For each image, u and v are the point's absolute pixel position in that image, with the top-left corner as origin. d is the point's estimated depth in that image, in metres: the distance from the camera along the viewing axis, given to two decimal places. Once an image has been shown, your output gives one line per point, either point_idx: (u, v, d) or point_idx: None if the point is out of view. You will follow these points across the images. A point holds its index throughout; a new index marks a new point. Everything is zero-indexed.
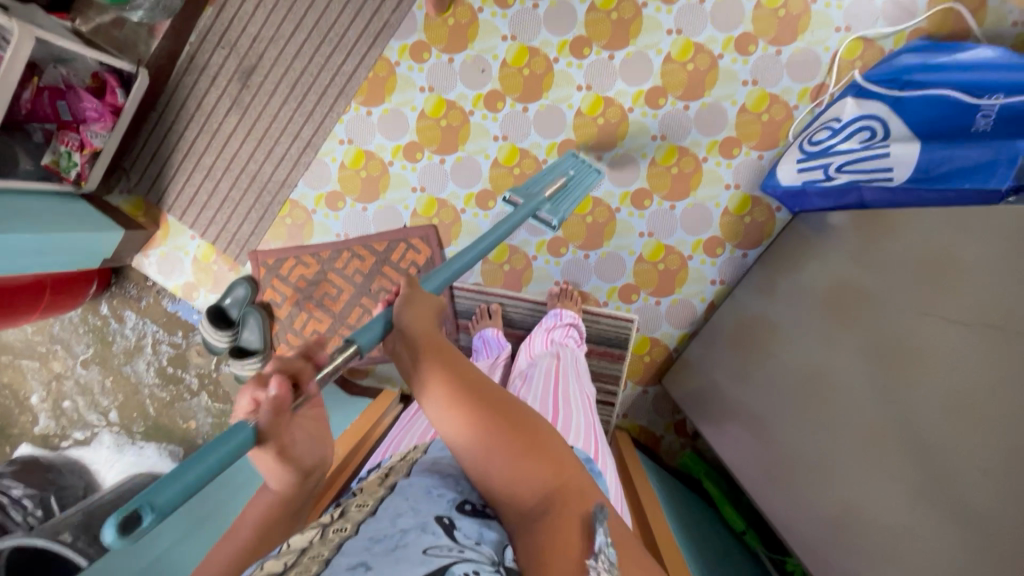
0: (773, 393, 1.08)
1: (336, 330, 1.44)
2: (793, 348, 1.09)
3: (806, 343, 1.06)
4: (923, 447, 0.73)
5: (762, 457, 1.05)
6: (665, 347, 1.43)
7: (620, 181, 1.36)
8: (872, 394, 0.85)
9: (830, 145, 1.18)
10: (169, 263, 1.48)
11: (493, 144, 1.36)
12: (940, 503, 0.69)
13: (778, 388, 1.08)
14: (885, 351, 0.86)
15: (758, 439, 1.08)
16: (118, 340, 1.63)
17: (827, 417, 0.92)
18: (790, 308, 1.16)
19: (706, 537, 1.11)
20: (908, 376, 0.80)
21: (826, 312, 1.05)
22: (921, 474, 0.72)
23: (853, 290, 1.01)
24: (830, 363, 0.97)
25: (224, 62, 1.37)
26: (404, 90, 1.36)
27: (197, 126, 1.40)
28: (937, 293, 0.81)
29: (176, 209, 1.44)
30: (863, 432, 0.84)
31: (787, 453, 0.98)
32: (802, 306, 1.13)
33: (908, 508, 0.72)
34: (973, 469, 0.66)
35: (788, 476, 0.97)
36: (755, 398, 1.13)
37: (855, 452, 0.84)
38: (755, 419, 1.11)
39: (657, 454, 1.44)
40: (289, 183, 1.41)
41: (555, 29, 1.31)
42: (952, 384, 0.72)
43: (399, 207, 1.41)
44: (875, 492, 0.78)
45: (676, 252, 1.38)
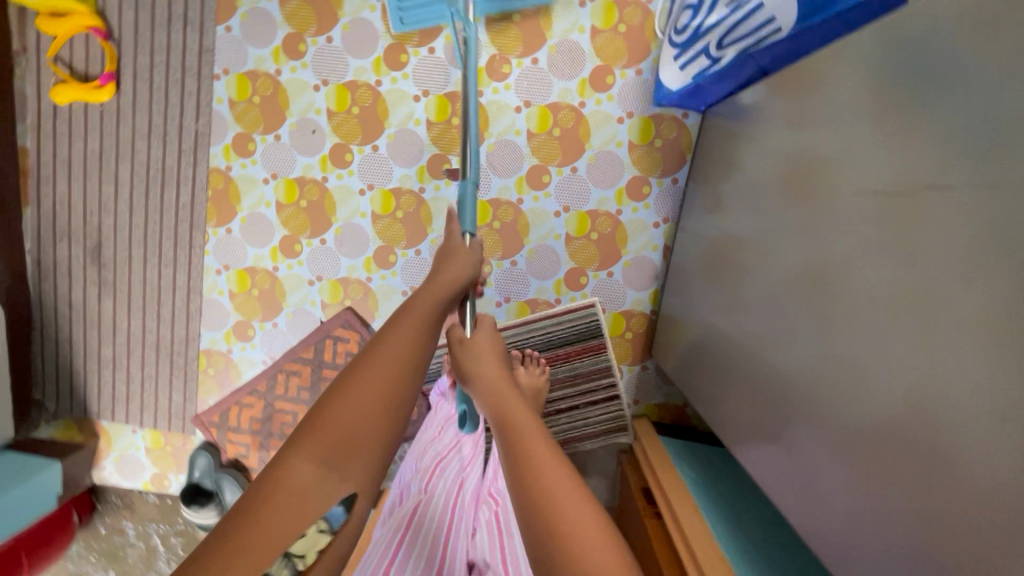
0: (745, 324, 0.90)
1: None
2: (750, 264, 0.91)
3: (761, 254, 0.88)
4: (894, 343, 0.56)
5: (744, 399, 0.88)
6: (643, 314, 1.26)
7: (507, 171, 1.20)
8: (829, 292, 0.68)
9: (699, 25, 0.97)
10: (128, 466, 1.39)
11: (363, 199, 1.22)
12: (924, 411, 0.51)
13: (746, 317, 0.90)
14: (834, 235, 0.68)
15: (739, 382, 0.90)
16: (129, 552, 1.48)
17: (794, 333, 0.75)
18: (737, 218, 0.98)
19: (741, 509, 1.00)
20: (861, 261, 0.62)
21: (769, 210, 0.87)
22: (898, 381, 0.55)
23: (787, 175, 0.83)
24: (786, 269, 0.79)
25: (71, 251, 1.27)
26: (250, 190, 1.23)
27: (82, 326, 1.31)
28: (864, 145, 0.64)
29: (104, 413, 1.35)
30: (828, 342, 0.66)
31: (765, 389, 0.81)
32: (747, 211, 0.95)
33: (889, 427, 0.55)
34: (956, 356, 0.49)
35: (767, 420, 0.79)
36: (729, 335, 0.96)
37: (822, 373, 0.67)
38: (735, 359, 0.93)
39: (689, 426, 1.29)
40: (193, 336, 1.31)
41: (362, 53, 1.16)
42: (911, 253, 0.55)
43: (307, 305, 1.28)
44: (853, 412, 0.61)
45: (602, 213, 1.20)
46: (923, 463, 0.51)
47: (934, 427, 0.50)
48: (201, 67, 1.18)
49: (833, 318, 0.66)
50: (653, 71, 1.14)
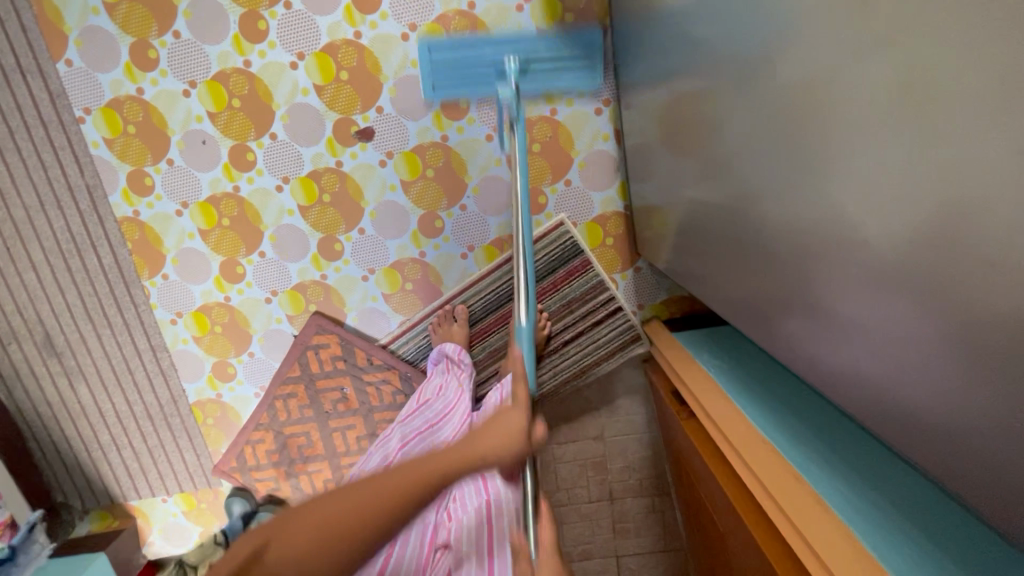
0: (719, 181, 0.78)
1: (339, 466, 1.28)
2: (704, 111, 0.77)
3: (711, 93, 0.74)
4: (878, 122, 0.44)
5: (740, 265, 0.77)
6: (617, 213, 1.14)
7: (421, 110, 1.06)
8: (796, 99, 0.55)
9: None
10: (174, 533, 1.38)
11: (285, 195, 1.11)
12: (924, 196, 0.40)
13: (716, 172, 0.77)
14: (778, 28, 0.55)
15: (730, 248, 0.79)
16: None
17: (767, 165, 0.62)
18: (678, 66, 0.83)
19: (783, 385, 0.89)
20: (818, 45, 0.49)
21: (705, 38, 0.73)
22: (891, 168, 0.43)
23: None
24: (739, 96, 0.66)
25: (24, 351, 1.21)
26: (168, 227, 1.13)
27: (69, 420, 1.26)
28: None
29: (129, 493, 1.33)
30: (809, 158, 0.54)
31: (756, 246, 0.70)
32: (684, 51, 0.80)
33: (895, 228, 0.44)
34: (952, 108, 0.37)
35: (769, 278, 0.68)
36: (706, 201, 0.83)
37: (814, 196, 0.54)
38: (718, 225, 0.81)
39: (703, 312, 1.19)
40: (178, 392, 1.25)
41: (217, 36, 1.02)
42: (869, 6, 0.42)
43: (275, 324, 1.20)
44: (849, 232, 0.49)
45: (537, 119, 1.07)
46: (939, 263, 0.40)
47: (945, 202, 0.39)
48: (60, 114, 1.06)
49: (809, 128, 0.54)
50: None
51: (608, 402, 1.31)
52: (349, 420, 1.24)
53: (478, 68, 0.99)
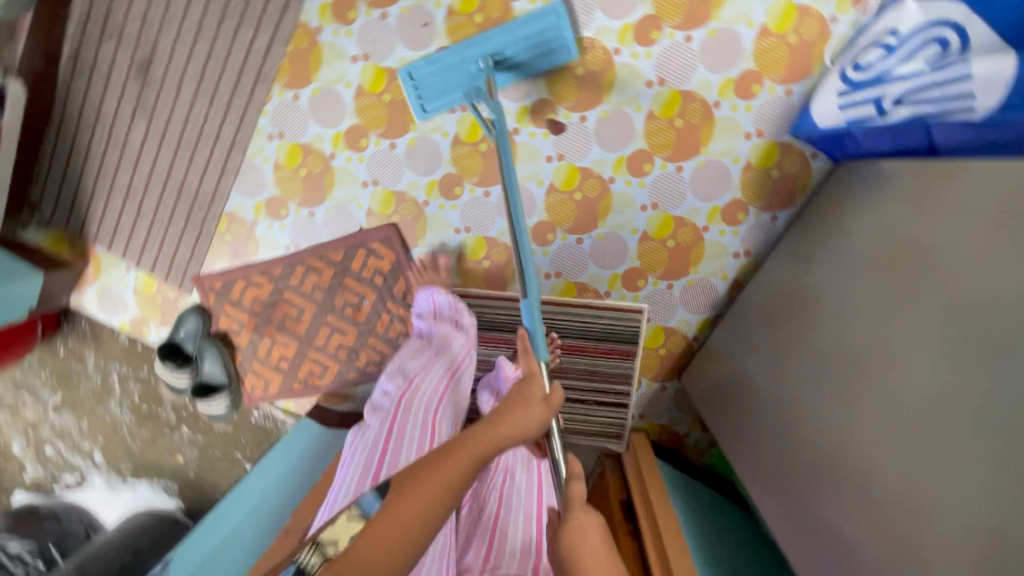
0: (798, 381, 0.86)
1: (306, 355, 1.26)
2: (825, 325, 0.85)
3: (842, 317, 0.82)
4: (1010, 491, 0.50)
5: (775, 463, 0.85)
6: (684, 336, 1.19)
7: (612, 145, 1.09)
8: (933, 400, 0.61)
9: (885, 69, 0.89)
10: (109, 300, 1.30)
11: (451, 117, 1.11)
12: None
13: (798, 376, 0.85)
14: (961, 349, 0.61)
15: (771, 438, 0.87)
16: (85, 381, 1.50)
17: (853, 409, 0.70)
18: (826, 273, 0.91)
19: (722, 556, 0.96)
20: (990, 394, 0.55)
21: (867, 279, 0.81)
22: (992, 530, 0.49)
23: (898, 247, 0.76)
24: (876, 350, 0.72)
25: (116, 56, 1.13)
26: (334, 63, 1.09)
27: (104, 140, 1.18)
28: None
29: (101, 239, 1.25)
30: (909, 449, 0.60)
31: (803, 455, 0.79)
32: (839, 268, 0.88)
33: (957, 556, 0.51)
34: None
35: (804, 495, 0.75)
36: (774, 391, 0.91)
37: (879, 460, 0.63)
38: (768, 414, 0.90)
39: (683, 454, 1.27)
40: (221, 194, 1.19)
41: None
42: None
43: (351, 206, 1.18)
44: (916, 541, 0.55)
45: (687, 224, 1.12)
46: None
47: None
48: None
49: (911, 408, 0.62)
50: (804, 96, 1.03)
51: None
52: (346, 326, 1.23)
53: (465, 70, 1.00)
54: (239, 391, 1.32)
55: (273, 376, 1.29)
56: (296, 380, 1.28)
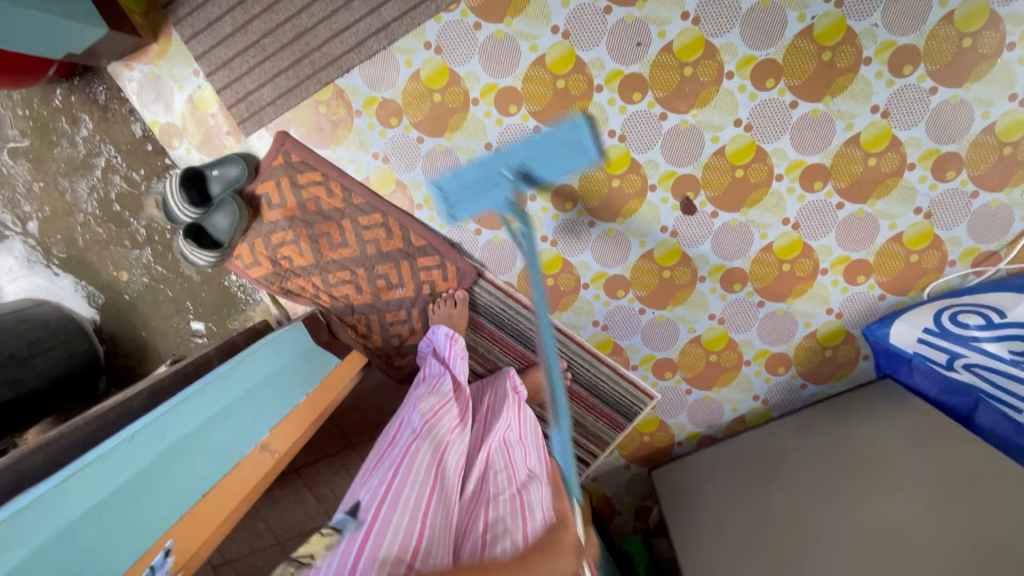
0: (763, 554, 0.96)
1: (310, 278, 1.21)
2: (816, 517, 0.95)
3: (837, 523, 0.92)
4: None
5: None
6: (670, 436, 1.26)
7: (722, 252, 1.11)
8: None
9: (971, 335, 0.96)
10: (154, 90, 1.13)
11: (604, 139, 1.07)
12: None
13: (769, 546, 0.96)
14: None
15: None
16: (63, 145, 1.29)
17: None
18: (832, 466, 1.01)
19: None
20: None
21: (875, 499, 0.91)
22: None
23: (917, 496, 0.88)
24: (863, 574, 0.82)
25: None
26: (532, 19, 1.01)
27: None
28: None
29: (185, 27, 1.08)
30: None
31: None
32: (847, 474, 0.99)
33: None
34: None
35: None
36: (738, 539, 1.00)
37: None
38: (727, 555, 0.99)
39: (606, 526, 1.35)
40: (341, 65, 1.07)
41: (749, 38, 0.99)
42: None
43: (462, 158, 1.11)
44: None
45: (735, 351, 1.18)
46: None
47: None
48: None
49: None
50: (890, 307, 1.12)
51: None
52: (365, 287, 1.20)
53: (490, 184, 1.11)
54: (226, 257, 1.19)
55: (266, 265, 1.20)
56: (308, 281, 1.20)
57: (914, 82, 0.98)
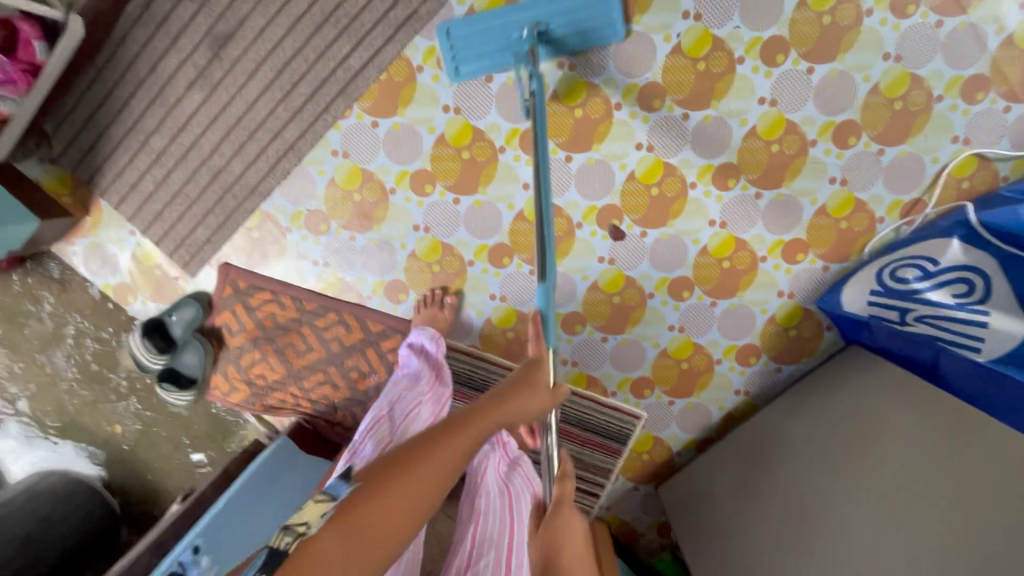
0: (774, 550, 0.97)
1: (287, 389, 1.23)
2: (817, 498, 0.96)
3: (835, 502, 0.93)
4: None
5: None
6: (668, 449, 1.28)
7: (661, 265, 1.14)
8: None
9: (915, 289, 1.00)
10: (98, 258, 1.20)
11: (520, 193, 1.11)
12: None
13: (782, 539, 0.97)
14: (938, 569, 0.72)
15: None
16: (33, 324, 1.36)
17: None
18: (824, 443, 1.02)
19: None
20: None
21: (867, 469, 0.92)
22: None
23: (901, 458, 0.88)
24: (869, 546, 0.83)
25: (192, 21, 1.04)
26: (423, 105, 1.07)
27: (148, 98, 1.09)
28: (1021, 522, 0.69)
29: (111, 194, 1.14)
30: None
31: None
32: (838, 448, 0.99)
33: None
34: None
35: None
36: (754, 542, 1.01)
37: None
38: (748, 553, 1.00)
39: (634, 550, 1.36)
40: (261, 191, 1.13)
41: (625, 69, 1.04)
42: None
43: (395, 244, 1.16)
44: None
45: (704, 353, 1.20)
46: None
47: None
48: None
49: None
50: (837, 275, 1.14)
51: None
52: (340, 382, 1.21)
53: (507, 33, 0.99)
54: (203, 390, 1.24)
55: (242, 387, 1.24)
56: (284, 393, 1.24)
57: (790, 67, 1.03)
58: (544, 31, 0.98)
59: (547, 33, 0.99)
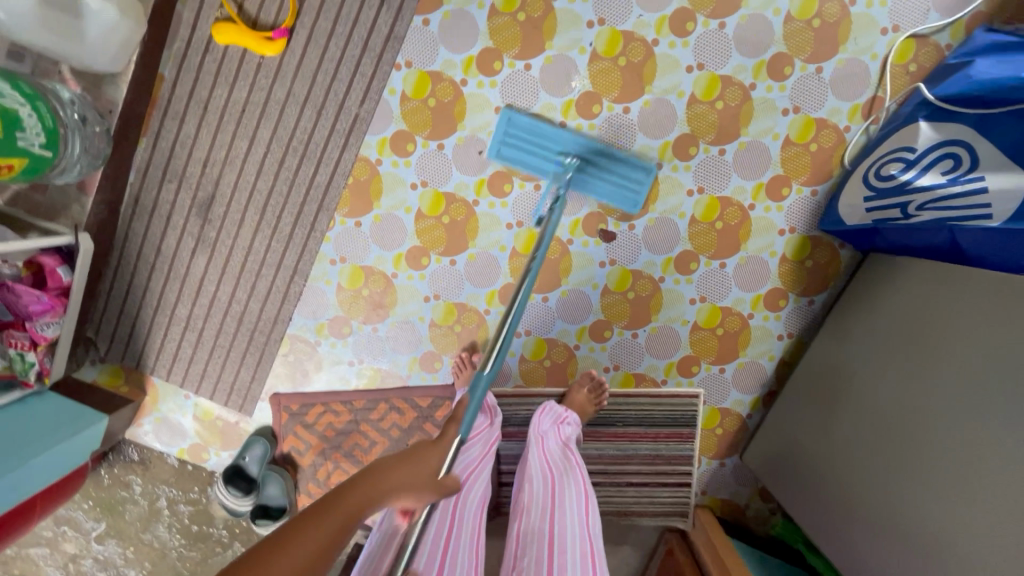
0: (877, 478, 0.96)
1: None
2: (898, 408, 0.96)
3: (915, 408, 0.92)
4: None
5: (873, 554, 0.93)
6: (738, 415, 1.27)
7: (659, 248, 1.18)
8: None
9: (905, 182, 0.99)
10: (167, 429, 1.31)
11: (507, 233, 1.17)
12: None
13: (879, 462, 0.96)
14: None
15: (854, 514, 0.98)
16: (129, 508, 1.45)
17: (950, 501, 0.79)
18: (889, 351, 1.02)
19: None
20: None
21: (936, 368, 0.92)
22: None
23: (970, 347, 0.88)
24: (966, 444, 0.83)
25: (176, 197, 1.15)
26: (393, 191, 1.16)
27: (163, 276, 1.20)
28: None
29: (160, 370, 1.25)
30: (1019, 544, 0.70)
31: (919, 547, 0.85)
32: (901, 353, 1.00)
33: None
34: None
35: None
36: (855, 475, 1.00)
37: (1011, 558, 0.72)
38: (854, 487, 0.99)
39: (746, 525, 1.33)
40: (283, 318, 1.22)
41: (555, 90, 1.11)
42: None
43: (414, 320, 1.22)
44: None
45: (734, 313, 1.21)
46: None
47: None
48: (383, 51, 1.09)
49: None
50: (828, 195, 1.15)
51: (616, 542, 1.41)
52: None
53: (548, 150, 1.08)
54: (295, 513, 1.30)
55: None
56: None
57: (703, 30, 1.08)
58: (584, 158, 1.08)
59: (594, 164, 1.09)
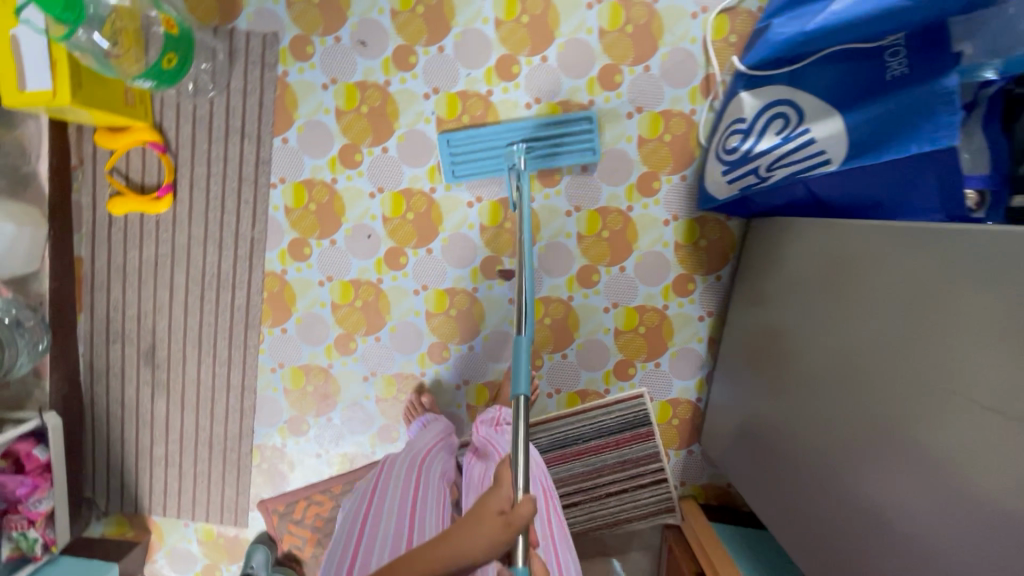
0: (787, 433, 0.94)
1: None
2: (812, 354, 0.88)
3: (811, 357, 0.88)
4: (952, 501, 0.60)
5: (796, 513, 0.91)
6: (689, 402, 1.30)
7: (558, 270, 1.24)
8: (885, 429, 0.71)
9: (747, 150, 1.01)
10: (179, 559, 1.41)
11: (417, 298, 1.25)
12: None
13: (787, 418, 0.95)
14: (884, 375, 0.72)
15: (782, 475, 0.94)
16: None
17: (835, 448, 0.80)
18: (815, 281, 0.90)
19: None
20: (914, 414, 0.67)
21: (851, 301, 0.81)
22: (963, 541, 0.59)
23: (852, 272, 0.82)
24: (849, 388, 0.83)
25: (124, 354, 1.28)
26: (305, 292, 1.25)
27: (134, 425, 1.32)
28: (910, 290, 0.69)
29: (156, 508, 1.36)
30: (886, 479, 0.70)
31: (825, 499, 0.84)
32: (822, 283, 0.89)
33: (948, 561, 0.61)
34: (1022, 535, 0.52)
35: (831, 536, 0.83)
36: (775, 435, 0.98)
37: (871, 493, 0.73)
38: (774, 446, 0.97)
39: (733, 505, 1.34)
40: (246, 432, 1.32)
41: (416, 162, 1.19)
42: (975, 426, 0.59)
43: (362, 401, 1.30)
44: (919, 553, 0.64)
45: (649, 309, 1.25)
46: None
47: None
48: (257, 176, 1.20)
49: (878, 445, 0.72)
50: (696, 176, 1.19)
51: (620, 553, 1.42)
52: None
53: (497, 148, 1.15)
54: None
55: None
56: None
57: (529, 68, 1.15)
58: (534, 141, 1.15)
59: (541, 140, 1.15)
